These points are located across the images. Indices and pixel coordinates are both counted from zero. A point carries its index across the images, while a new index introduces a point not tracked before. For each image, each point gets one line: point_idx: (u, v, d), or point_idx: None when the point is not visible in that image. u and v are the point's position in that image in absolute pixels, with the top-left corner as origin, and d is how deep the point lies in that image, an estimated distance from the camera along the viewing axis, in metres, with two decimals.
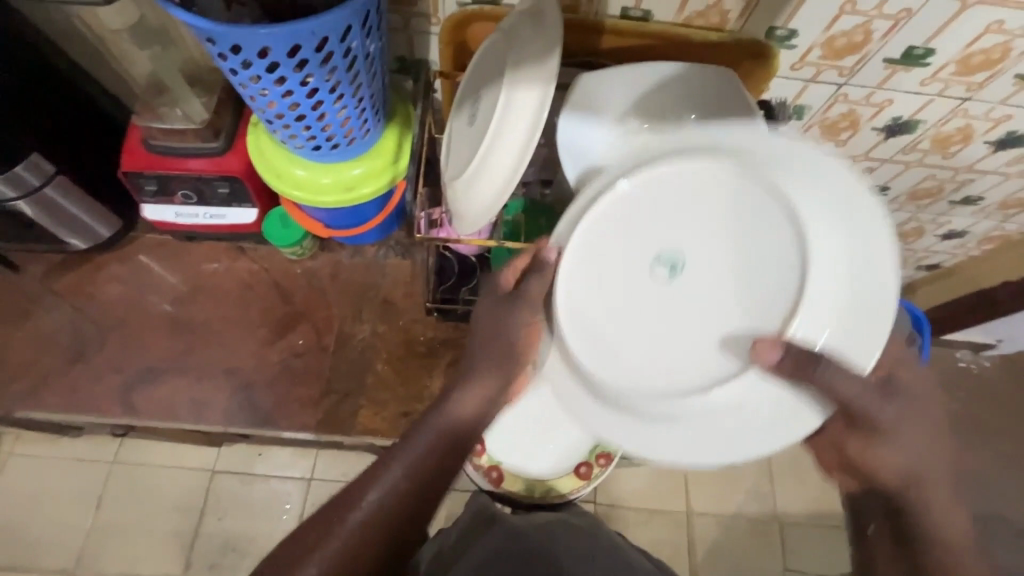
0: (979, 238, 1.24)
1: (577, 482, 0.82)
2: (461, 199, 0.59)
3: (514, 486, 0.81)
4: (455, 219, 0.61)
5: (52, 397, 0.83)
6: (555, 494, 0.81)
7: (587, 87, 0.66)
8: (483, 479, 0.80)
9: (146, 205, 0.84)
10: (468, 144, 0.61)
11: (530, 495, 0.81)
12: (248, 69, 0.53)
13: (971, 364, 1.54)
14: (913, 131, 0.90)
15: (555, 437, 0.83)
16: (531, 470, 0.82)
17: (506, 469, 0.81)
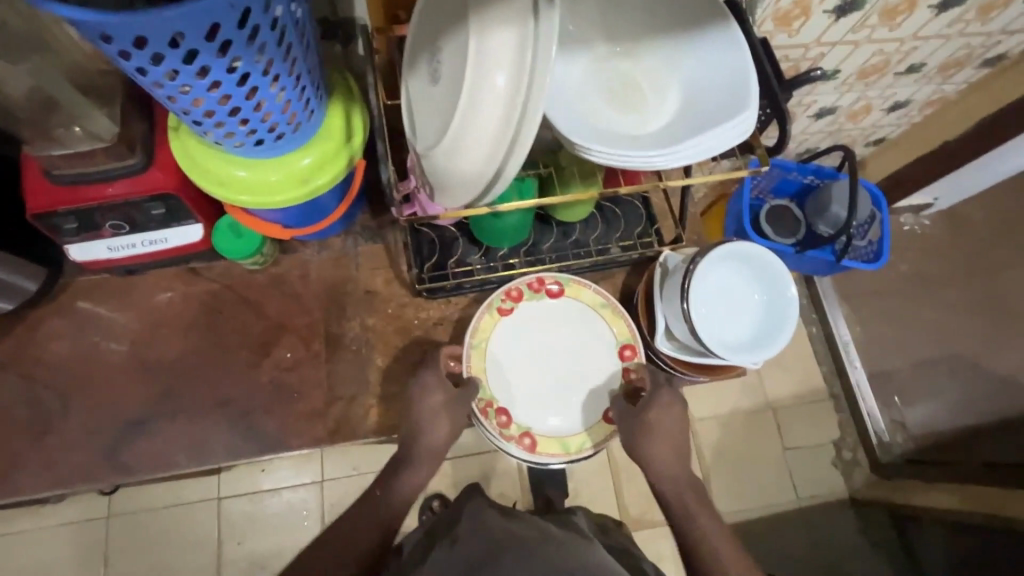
0: (920, 105, 1.28)
1: (607, 427, 0.79)
2: (444, 171, 0.49)
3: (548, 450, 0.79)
4: (437, 192, 0.51)
5: (24, 478, 0.74)
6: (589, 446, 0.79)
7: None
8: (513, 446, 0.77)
9: (70, 245, 0.73)
10: (437, 107, 0.50)
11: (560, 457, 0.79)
12: (161, 63, 0.44)
13: (914, 226, 1.63)
14: (862, 8, 0.88)
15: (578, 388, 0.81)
16: (561, 426, 0.79)
17: (538, 432, 0.79)
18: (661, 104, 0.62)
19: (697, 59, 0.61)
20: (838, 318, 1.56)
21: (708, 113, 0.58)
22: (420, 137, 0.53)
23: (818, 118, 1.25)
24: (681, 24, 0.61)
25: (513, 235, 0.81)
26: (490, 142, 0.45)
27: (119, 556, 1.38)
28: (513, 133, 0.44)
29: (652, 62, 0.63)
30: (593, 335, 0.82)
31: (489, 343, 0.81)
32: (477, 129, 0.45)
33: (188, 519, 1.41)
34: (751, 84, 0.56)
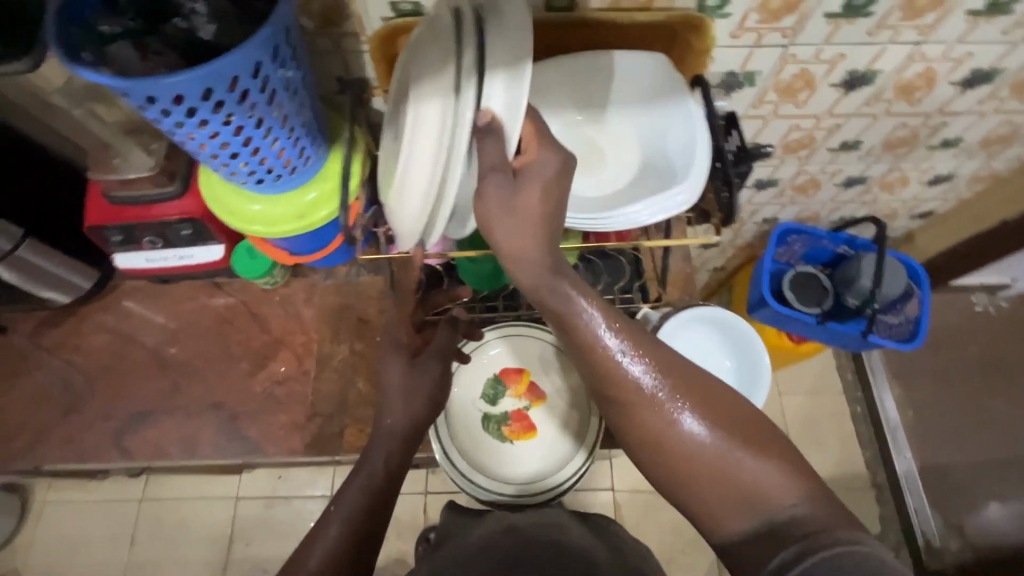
0: (969, 180, 1.20)
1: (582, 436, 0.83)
2: (393, 217, 0.55)
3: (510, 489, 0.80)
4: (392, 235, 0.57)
5: (51, 449, 0.86)
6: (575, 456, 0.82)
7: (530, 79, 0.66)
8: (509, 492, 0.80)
9: (116, 253, 0.86)
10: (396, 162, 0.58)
11: (540, 488, 0.80)
12: (169, 117, 0.54)
13: (986, 306, 1.51)
14: (873, 82, 0.87)
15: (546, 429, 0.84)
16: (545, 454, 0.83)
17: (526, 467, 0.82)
18: (618, 171, 0.65)
19: (658, 132, 0.65)
20: (885, 397, 1.45)
21: (657, 185, 0.61)
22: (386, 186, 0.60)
23: (847, 187, 1.21)
24: (646, 100, 0.65)
25: (491, 279, 0.85)
26: (422, 198, 0.51)
27: (145, 538, 1.50)
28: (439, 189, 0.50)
29: (618, 131, 0.67)
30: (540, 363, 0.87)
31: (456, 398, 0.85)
32: (412, 186, 0.50)
33: (207, 512, 1.52)
34: (697, 162, 0.60)
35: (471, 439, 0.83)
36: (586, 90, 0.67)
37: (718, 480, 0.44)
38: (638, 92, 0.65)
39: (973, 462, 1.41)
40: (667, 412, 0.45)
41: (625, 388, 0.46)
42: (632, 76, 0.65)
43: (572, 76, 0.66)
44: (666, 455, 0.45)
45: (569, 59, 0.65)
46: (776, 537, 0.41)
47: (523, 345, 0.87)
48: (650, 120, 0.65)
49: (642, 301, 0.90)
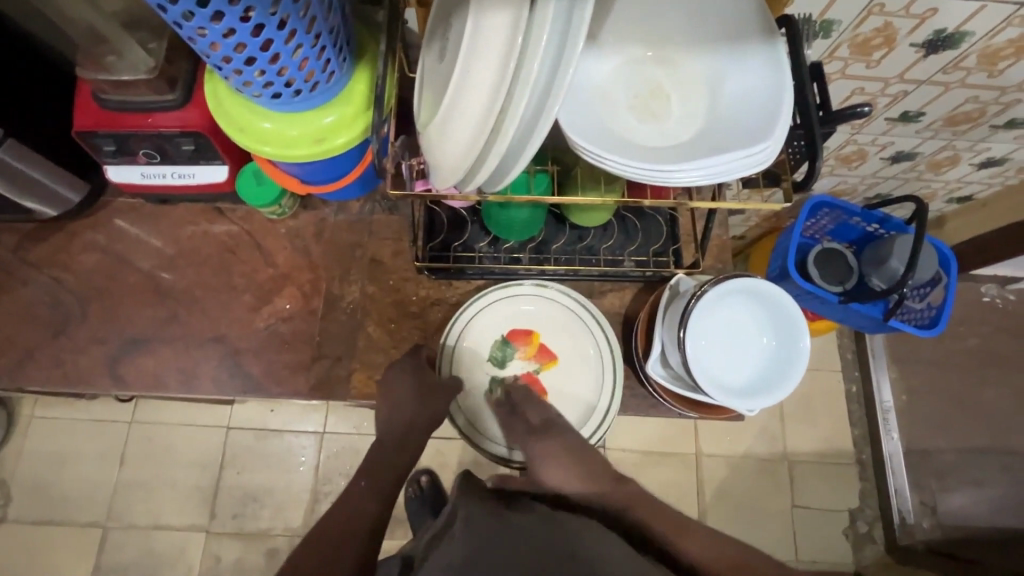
0: (1019, 166, 1.13)
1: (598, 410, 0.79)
2: (433, 151, 0.47)
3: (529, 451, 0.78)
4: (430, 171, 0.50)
5: (37, 371, 0.81)
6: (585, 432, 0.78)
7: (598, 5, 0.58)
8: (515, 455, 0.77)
9: (108, 165, 0.78)
10: (440, 86, 0.50)
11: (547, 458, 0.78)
12: (177, 3, 0.46)
13: (995, 298, 1.51)
14: (958, 46, 0.79)
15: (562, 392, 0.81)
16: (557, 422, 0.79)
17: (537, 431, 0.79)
18: (685, 120, 0.58)
19: (732, 81, 0.57)
20: (882, 379, 1.45)
21: (729, 138, 0.54)
22: (423, 115, 0.53)
23: (893, 162, 1.14)
24: (724, 43, 0.57)
25: (520, 229, 0.78)
26: (474, 128, 0.43)
27: (134, 459, 1.49)
28: (493, 122, 0.43)
29: (688, 74, 0.60)
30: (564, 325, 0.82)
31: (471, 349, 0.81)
32: (464, 114, 0.43)
33: (198, 440, 1.51)
34: (781, 114, 0.52)
35: (484, 404, 0.80)
36: (658, 25, 0.59)
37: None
38: (717, 33, 0.58)
39: (962, 449, 1.43)
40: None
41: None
42: (714, 14, 0.57)
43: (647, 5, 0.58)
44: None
45: None
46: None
47: (533, 303, 0.82)
48: (724, 67, 0.58)
49: (676, 267, 0.84)
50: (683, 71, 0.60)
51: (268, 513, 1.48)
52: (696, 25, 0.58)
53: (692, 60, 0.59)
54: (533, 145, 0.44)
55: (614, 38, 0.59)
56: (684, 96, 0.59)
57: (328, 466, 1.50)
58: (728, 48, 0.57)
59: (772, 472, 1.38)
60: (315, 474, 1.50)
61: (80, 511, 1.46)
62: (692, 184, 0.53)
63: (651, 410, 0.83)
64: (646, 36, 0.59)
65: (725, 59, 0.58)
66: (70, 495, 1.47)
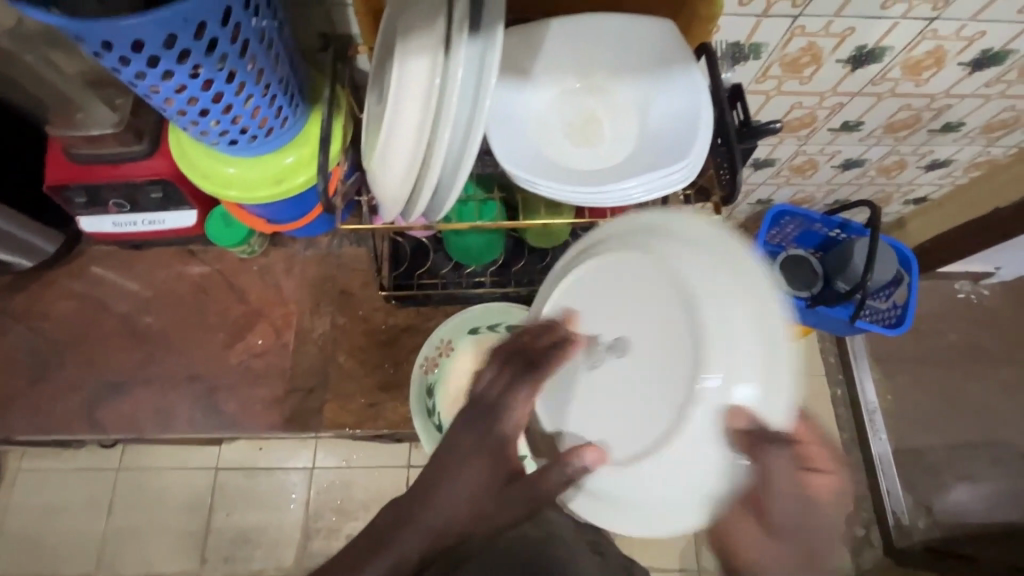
0: (965, 165, 1.18)
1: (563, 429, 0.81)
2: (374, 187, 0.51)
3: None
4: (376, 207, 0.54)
5: (15, 420, 0.82)
6: None
7: (527, 42, 0.63)
8: None
9: (81, 216, 0.81)
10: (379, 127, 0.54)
11: None
12: (129, 65, 0.49)
13: (970, 294, 1.55)
14: (881, 59, 0.84)
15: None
16: None
17: None
18: (617, 143, 0.62)
19: (657, 105, 0.61)
20: (865, 380, 1.46)
21: (656, 158, 0.58)
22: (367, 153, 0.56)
23: (844, 169, 1.19)
24: (648, 69, 0.61)
25: (480, 253, 0.81)
26: (406, 165, 0.47)
27: (123, 507, 1.48)
28: (423, 157, 0.46)
29: (619, 100, 0.64)
30: None
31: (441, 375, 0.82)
32: (395, 151, 0.47)
33: (187, 483, 1.50)
34: (699, 135, 0.56)
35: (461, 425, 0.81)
36: (586, 55, 0.63)
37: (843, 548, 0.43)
38: (640, 60, 0.62)
39: (949, 445, 1.44)
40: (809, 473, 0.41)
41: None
42: (636, 42, 0.61)
43: (573, 38, 0.62)
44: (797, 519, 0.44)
45: (570, 21, 0.62)
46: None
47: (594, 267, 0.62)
48: (650, 91, 0.62)
49: None
50: (614, 96, 0.64)
51: (261, 553, 1.47)
52: (621, 53, 0.62)
53: (621, 85, 0.63)
54: (462, 175, 0.48)
55: (546, 68, 0.63)
56: (615, 119, 0.63)
57: (319, 501, 1.50)
58: (652, 73, 0.61)
59: None
60: (306, 511, 1.50)
61: (70, 563, 1.45)
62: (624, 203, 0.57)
63: None
64: (576, 66, 0.63)
65: (651, 83, 0.62)
66: (59, 547, 1.46)
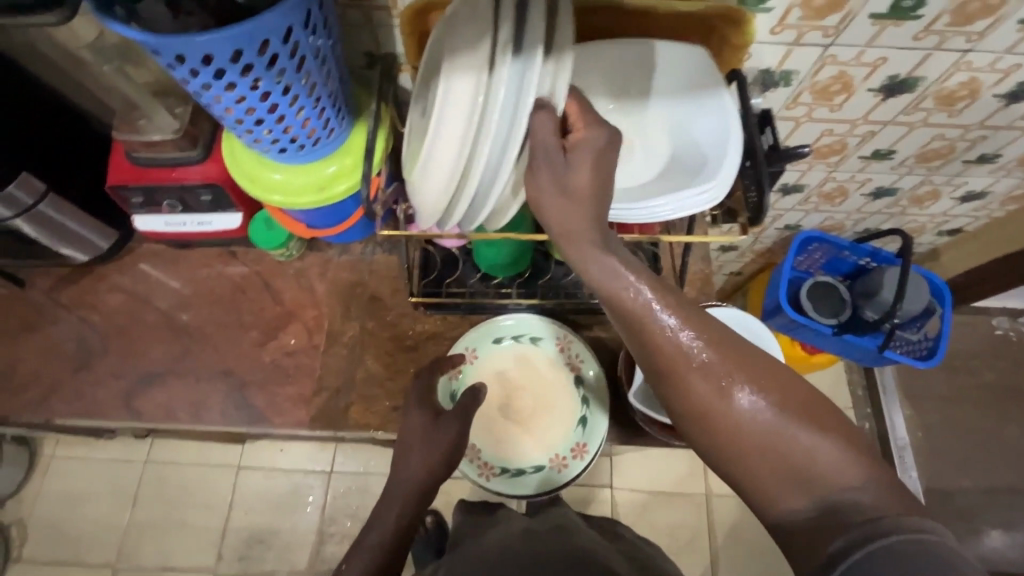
0: (1002, 198, 1.16)
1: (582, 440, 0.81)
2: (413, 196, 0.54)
3: (532, 484, 0.81)
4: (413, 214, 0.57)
5: (59, 404, 0.86)
6: (571, 459, 0.81)
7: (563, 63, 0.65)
8: (512, 489, 0.80)
9: (136, 215, 0.86)
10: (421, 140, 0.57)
11: (542, 486, 0.80)
12: (197, 77, 0.54)
13: (1008, 330, 1.51)
14: (913, 89, 0.84)
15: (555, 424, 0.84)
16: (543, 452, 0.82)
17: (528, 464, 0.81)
18: (646, 163, 0.64)
19: (686, 127, 0.63)
20: (895, 414, 1.42)
21: (684, 178, 0.60)
22: (408, 164, 0.60)
23: (875, 198, 1.18)
24: (679, 93, 0.64)
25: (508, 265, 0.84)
26: (446, 174, 0.50)
27: (147, 499, 1.53)
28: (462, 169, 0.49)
29: (648, 122, 0.66)
30: (542, 359, 0.86)
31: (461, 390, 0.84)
32: (436, 161, 0.49)
33: (209, 479, 1.54)
34: (728, 158, 0.58)
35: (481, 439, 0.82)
36: (619, 75, 0.65)
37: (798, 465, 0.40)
38: (672, 84, 0.64)
39: (982, 487, 1.38)
40: (720, 385, 0.42)
41: (674, 361, 0.44)
42: (670, 66, 0.64)
43: (607, 60, 0.65)
44: (736, 452, 0.42)
45: (606, 44, 0.64)
46: (840, 526, 0.37)
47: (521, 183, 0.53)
48: (680, 114, 0.64)
49: None
50: (644, 117, 0.66)
51: (275, 554, 1.49)
52: (654, 76, 0.65)
53: (651, 107, 0.66)
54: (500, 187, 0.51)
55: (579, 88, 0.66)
56: (645, 140, 0.65)
57: (335, 506, 1.52)
58: (683, 97, 0.64)
59: None
60: (322, 514, 1.52)
61: (94, 552, 1.49)
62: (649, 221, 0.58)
63: (638, 440, 0.85)
64: (609, 86, 0.66)
65: (681, 107, 0.64)
66: (85, 535, 1.51)
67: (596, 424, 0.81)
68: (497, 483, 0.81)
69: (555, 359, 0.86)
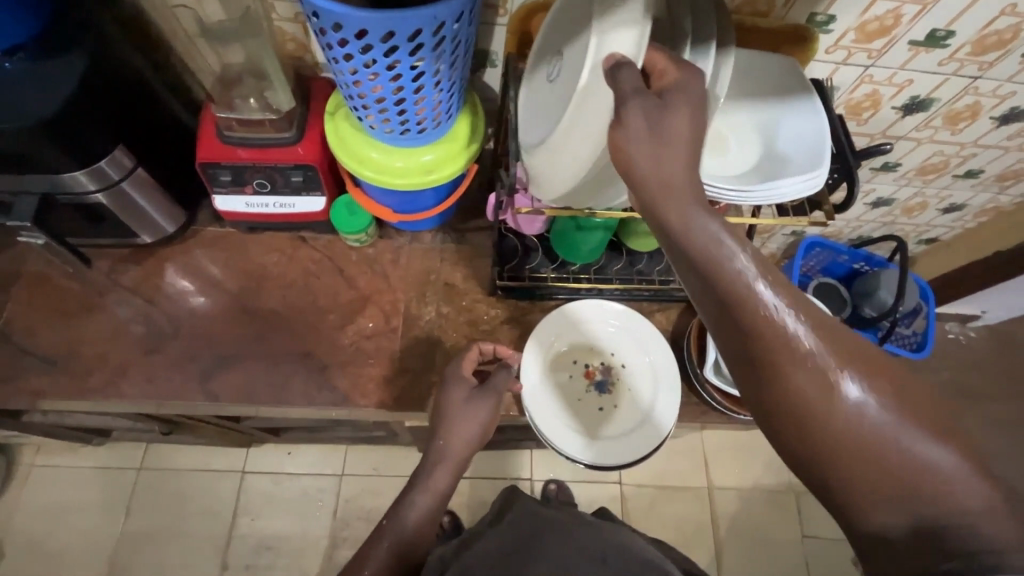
0: (975, 211, 1.34)
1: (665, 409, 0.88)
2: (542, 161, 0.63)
3: (617, 452, 0.86)
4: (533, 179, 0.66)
5: (126, 388, 0.83)
6: (651, 427, 0.88)
7: None
8: (596, 458, 0.85)
9: (217, 195, 0.86)
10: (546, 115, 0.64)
11: (627, 453, 0.86)
12: (367, 51, 0.57)
13: (959, 335, 1.70)
14: (928, 109, 0.98)
15: (629, 382, 0.92)
16: (626, 421, 0.89)
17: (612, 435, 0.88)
18: (744, 156, 0.72)
19: (786, 126, 0.71)
20: None
21: (783, 167, 0.68)
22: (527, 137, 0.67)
23: (873, 207, 1.33)
24: (783, 98, 0.72)
25: (588, 251, 0.89)
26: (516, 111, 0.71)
27: (141, 507, 1.45)
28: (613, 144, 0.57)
29: (746, 122, 0.74)
30: (619, 335, 0.94)
31: (546, 366, 0.91)
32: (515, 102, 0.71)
33: (213, 485, 1.48)
34: (823, 151, 0.67)
35: (568, 409, 0.89)
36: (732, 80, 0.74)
37: (912, 476, 0.37)
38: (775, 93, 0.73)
39: None
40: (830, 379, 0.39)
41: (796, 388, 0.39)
42: (776, 74, 0.73)
43: None
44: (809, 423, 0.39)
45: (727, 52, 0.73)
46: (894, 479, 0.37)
47: None
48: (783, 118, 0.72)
49: None
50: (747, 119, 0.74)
51: (283, 562, 1.44)
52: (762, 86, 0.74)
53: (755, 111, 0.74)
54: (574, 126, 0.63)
55: None
56: (743, 138, 0.73)
57: (346, 509, 1.48)
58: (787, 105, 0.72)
59: (780, 500, 1.47)
60: (333, 519, 1.48)
61: (81, 566, 1.40)
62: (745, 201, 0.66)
63: (702, 415, 0.92)
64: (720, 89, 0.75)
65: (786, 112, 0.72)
66: (72, 548, 1.41)
67: (672, 391, 0.89)
68: (585, 453, 0.86)
69: (628, 333, 0.94)
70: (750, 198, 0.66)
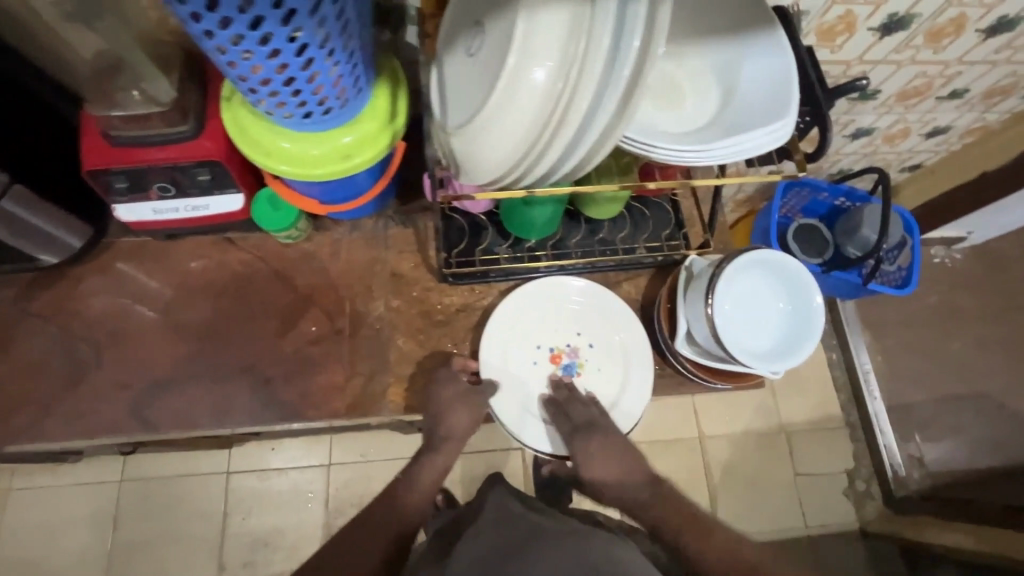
0: (961, 132, 1.25)
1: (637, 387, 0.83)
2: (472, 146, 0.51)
3: None
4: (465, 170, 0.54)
5: (52, 426, 0.77)
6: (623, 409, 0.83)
7: None
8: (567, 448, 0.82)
9: (117, 203, 0.76)
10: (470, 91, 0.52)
11: None
12: (228, 27, 0.47)
13: (945, 259, 1.61)
14: (908, 27, 0.88)
15: (599, 362, 0.85)
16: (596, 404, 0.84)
17: None
18: (701, 108, 0.62)
19: (747, 67, 0.61)
20: (859, 345, 1.52)
21: (746, 119, 0.59)
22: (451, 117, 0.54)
23: (853, 139, 1.24)
24: (743, 30, 0.62)
25: (542, 225, 0.80)
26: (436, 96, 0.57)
27: (130, 518, 1.41)
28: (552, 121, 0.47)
29: (701, 66, 0.64)
30: (584, 311, 0.87)
31: (506, 353, 0.84)
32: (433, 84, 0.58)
33: (199, 490, 1.44)
34: (791, 95, 0.57)
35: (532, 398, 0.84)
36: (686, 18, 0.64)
37: None
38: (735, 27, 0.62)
39: (931, 400, 1.50)
40: None
41: None
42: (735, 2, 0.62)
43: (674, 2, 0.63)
44: None
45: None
46: None
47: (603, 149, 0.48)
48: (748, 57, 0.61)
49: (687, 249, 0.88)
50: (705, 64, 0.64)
51: (281, 557, 1.42)
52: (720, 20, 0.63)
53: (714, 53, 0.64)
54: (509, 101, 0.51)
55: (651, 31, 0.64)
56: (703, 87, 0.63)
57: (338, 498, 1.45)
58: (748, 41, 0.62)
59: (773, 443, 1.43)
60: (326, 510, 1.45)
61: None
62: (705, 161, 0.57)
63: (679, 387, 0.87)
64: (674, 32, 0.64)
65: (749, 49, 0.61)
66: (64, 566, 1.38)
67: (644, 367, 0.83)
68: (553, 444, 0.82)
69: (593, 310, 0.87)
70: (712, 156, 0.57)
